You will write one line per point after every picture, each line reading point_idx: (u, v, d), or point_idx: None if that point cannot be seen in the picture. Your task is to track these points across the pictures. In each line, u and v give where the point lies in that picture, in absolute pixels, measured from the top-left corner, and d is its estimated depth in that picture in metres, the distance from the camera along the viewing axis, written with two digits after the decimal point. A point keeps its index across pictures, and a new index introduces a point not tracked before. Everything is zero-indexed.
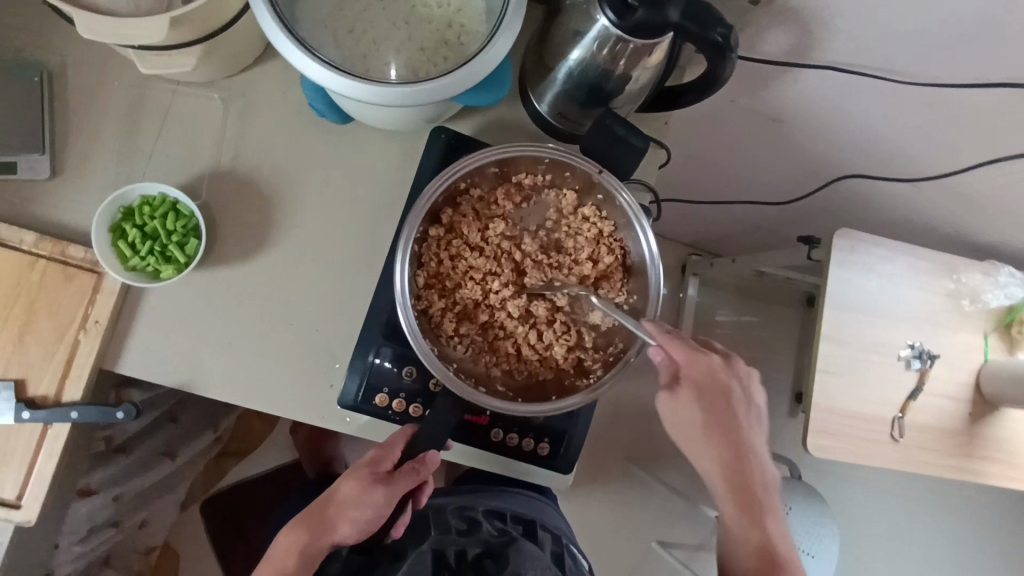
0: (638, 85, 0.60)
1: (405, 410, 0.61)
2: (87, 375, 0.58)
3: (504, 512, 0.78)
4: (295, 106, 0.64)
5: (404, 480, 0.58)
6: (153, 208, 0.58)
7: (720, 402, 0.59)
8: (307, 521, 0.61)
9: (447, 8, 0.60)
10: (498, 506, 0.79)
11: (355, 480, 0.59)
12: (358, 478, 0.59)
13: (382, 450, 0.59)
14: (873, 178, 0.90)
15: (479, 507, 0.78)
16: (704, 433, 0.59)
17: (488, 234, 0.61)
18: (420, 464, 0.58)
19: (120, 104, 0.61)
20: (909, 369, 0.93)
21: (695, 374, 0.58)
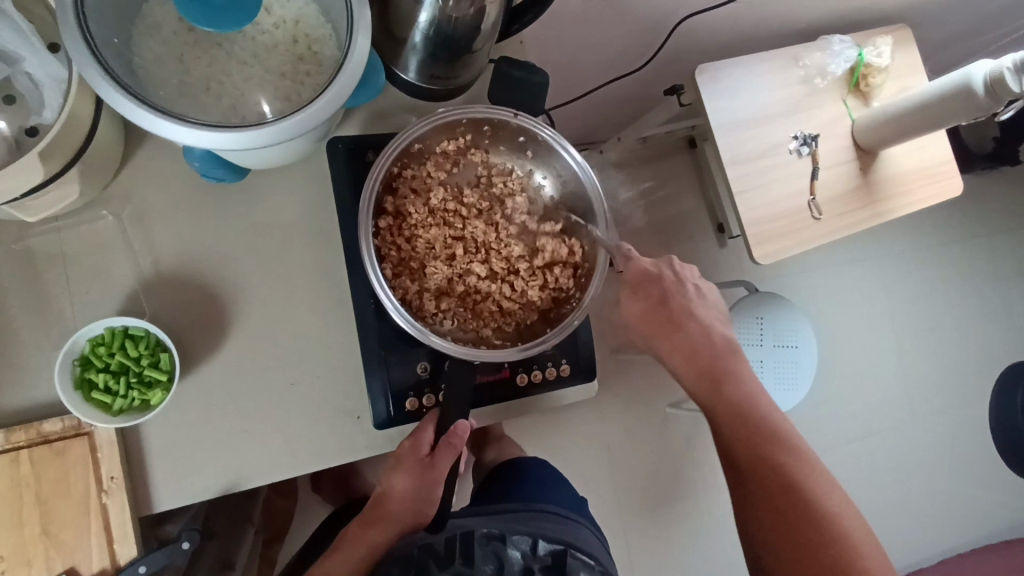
0: (491, 21, 0.62)
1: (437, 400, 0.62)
2: (131, 530, 0.56)
3: (532, 538, 0.69)
4: (185, 185, 0.61)
5: (446, 460, 0.59)
6: (107, 345, 0.55)
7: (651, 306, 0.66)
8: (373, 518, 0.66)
9: (285, 24, 0.59)
10: (528, 532, 0.70)
11: (403, 475, 0.61)
12: (405, 471, 0.61)
13: (415, 442, 0.60)
14: (702, 12, 0.98)
15: (509, 534, 0.69)
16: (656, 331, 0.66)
17: (433, 208, 0.63)
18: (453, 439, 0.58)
19: (10, 268, 0.57)
20: (802, 156, 1.05)
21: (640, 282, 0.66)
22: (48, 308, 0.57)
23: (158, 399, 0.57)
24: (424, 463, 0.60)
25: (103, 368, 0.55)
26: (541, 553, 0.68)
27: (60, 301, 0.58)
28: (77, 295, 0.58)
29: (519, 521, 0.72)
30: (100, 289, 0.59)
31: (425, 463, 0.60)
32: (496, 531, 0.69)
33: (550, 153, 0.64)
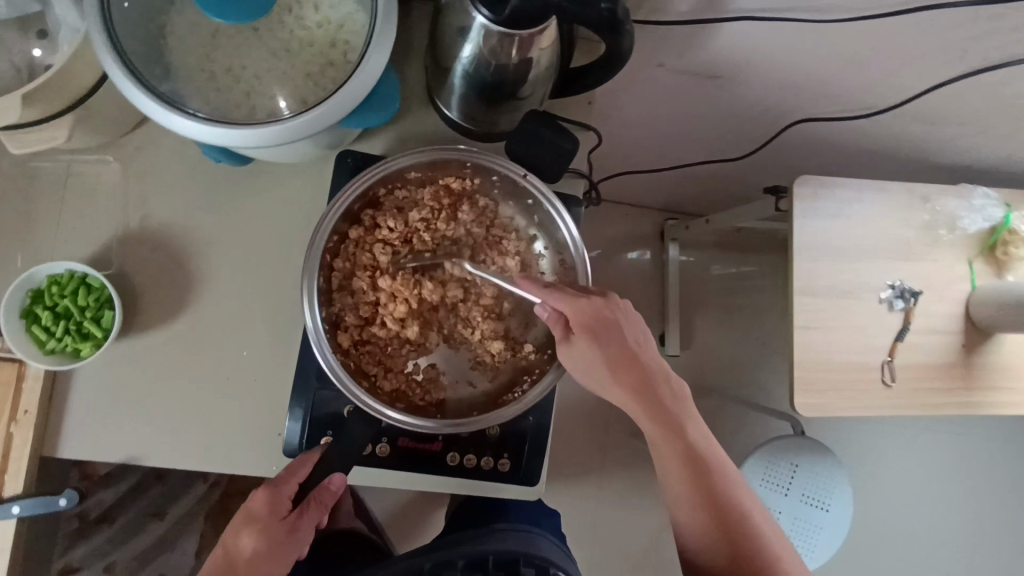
0: (542, 68, 0.56)
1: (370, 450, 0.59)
2: (25, 466, 0.57)
3: (482, 556, 0.65)
4: (194, 155, 0.61)
5: (312, 520, 0.52)
6: (60, 286, 0.56)
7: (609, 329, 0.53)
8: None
9: (327, 26, 0.57)
10: (476, 553, 0.66)
11: (252, 540, 0.50)
12: (255, 535, 0.50)
13: (278, 499, 0.51)
14: (825, 118, 0.86)
15: (458, 560, 0.66)
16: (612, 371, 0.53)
17: (410, 234, 0.57)
18: (324, 492, 0.52)
19: (15, 184, 0.59)
20: (892, 310, 0.89)
21: (584, 321, 0.52)
22: (34, 233, 0.59)
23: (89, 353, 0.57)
24: (282, 526, 0.51)
25: (49, 307, 0.56)
26: (492, 568, 0.65)
27: (48, 231, 0.59)
28: (65, 230, 0.60)
29: (471, 540, 0.68)
30: (87, 229, 0.60)
31: (284, 524, 0.51)
32: (445, 557, 0.66)
33: (550, 222, 0.58)
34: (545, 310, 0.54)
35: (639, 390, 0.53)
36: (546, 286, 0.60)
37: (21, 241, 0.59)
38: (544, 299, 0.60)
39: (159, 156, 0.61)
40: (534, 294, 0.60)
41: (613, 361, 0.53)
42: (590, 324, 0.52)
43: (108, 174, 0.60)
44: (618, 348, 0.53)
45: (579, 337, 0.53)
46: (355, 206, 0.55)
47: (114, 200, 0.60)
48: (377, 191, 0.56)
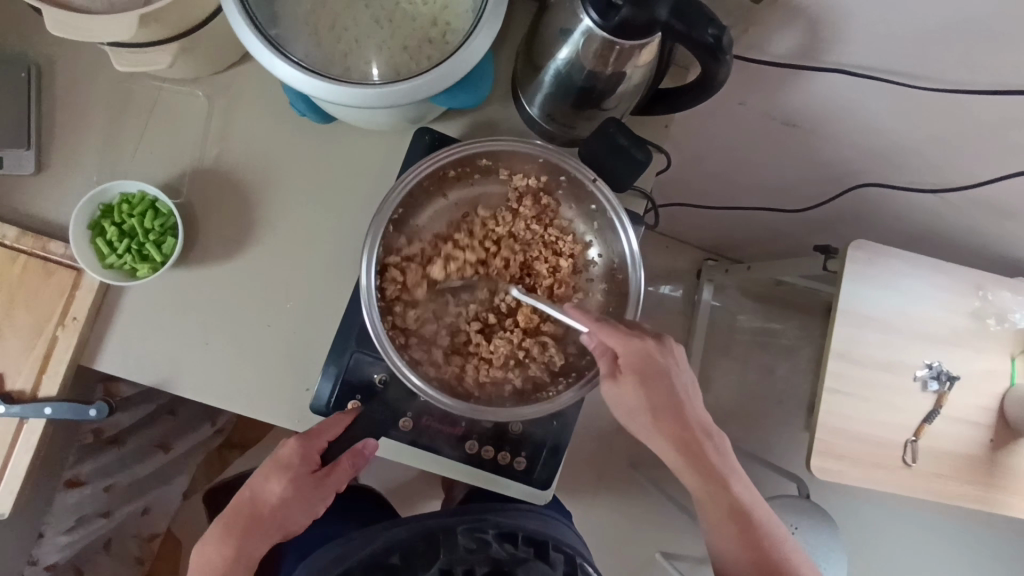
0: (631, 85, 0.57)
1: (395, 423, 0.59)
2: (62, 371, 0.58)
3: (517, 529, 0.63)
4: (280, 105, 0.62)
5: (340, 478, 0.53)
6: (131, 206, 0.58)
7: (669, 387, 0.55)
8: (233, 533, 0.54)
9: (432, 5, 0.58)
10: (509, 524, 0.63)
11: (286, 487, 0.53)
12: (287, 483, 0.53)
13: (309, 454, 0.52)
14: (892, 187, 0.85)
15: (489, 527, 0.63)
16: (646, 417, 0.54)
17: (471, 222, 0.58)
18: (356, 457, 0.53)
19: (107, 101, 0.61)
20: (925, 390, 0.88)
21: (633, 363, 0.53)
22: (114, 150, 0.61)
23: (144, 275, 0.58)
24: (311, 480, 0.53)
25: (116, 223, 0.58)
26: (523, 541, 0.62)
27: (128, 151, 0.61)
28: (144, 153, 0.61)
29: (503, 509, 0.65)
30: (165, 156, 0.62)
31: (313, 478, 0.53)
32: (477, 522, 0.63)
33: (610, 231, 0.58)
34: (592, 341, 0.54)
35: (673, 429, 0.55)
36: (593, 292, 0.60)
37: (101, 154, 0.61)
38: (589, 304, 0.60)
39: (246, 100, 0.62)
40: (581, 298, 0.60)
41: (653, 404, 0.54)
42: (649, 372, 0.54)
43: (195, 108, 0.62)
44: (662, 393, 0.54)
45: (625, 378, 0.54)
46: (424, 183, 0.56)
47: (195, 133, 0.62)
48: (446, 172, 0.57)
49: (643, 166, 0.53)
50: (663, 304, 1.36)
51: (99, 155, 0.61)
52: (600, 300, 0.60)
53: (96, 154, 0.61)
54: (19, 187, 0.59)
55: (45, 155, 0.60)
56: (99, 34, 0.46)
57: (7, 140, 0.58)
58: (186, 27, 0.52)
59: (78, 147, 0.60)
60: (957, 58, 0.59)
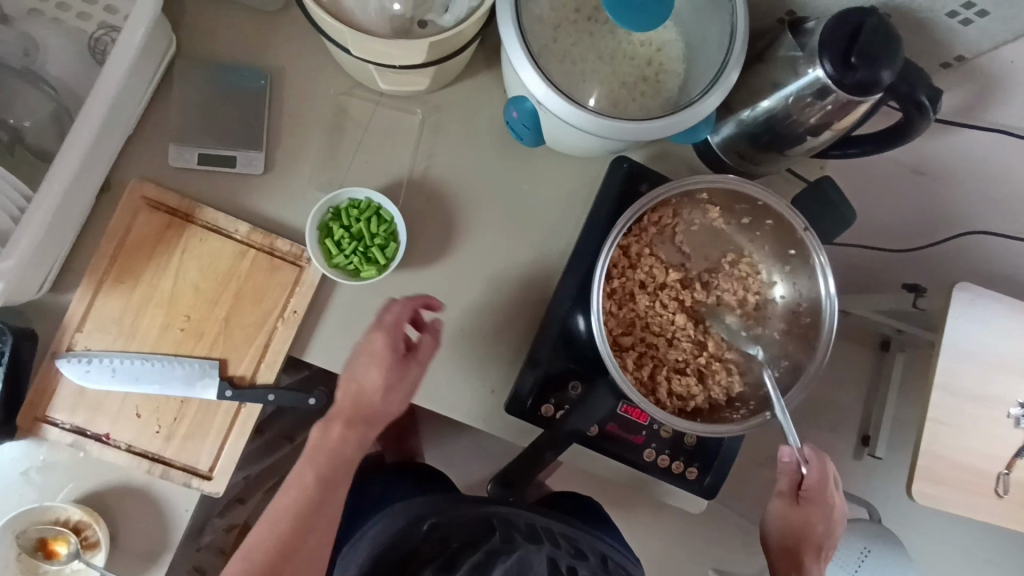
0: (826, 136, 0.62)
1: None
2: (280, 361, 0.61)
3: (606, 556, 0.71)
4: (485, 125, 0.67)
5: (423, 357, 0.59)
6: (359, 211, 0.62)
7: (820, 487, 0.59)
8: (354, 425, 0.59)
9: (649, 46, 0.63)
10: (600, 548, 0.72)
11: (383, 344, 0.57)
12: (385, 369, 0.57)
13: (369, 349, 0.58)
14: (1002, 235, 0.91)
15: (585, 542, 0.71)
16: (808, 498, 0.60)
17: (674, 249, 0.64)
18: (399, 327, 0.57)
19: (329, 110, 0.65)
20: (1019, 427, 0.93)
21: (814, 477, 0.59)
22: (334, 157, 0.65)
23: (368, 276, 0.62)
24: (401, 360, 0.58)
25: (345, 224, 0.62)
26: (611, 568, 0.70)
27: (346, 159, 0.65)
28: (360, 161, 0.66)
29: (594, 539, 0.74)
30: (379, 165, 0.66)
31: (399, 359, 0.58)
32: (573, 534, 0.72)
33: (807, 275, 0.62)
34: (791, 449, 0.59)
35: (807, 518, 0.60)
36: (772, 330, 0.64)
37: (322, 160, 0.65)
38: (765, 342, 0.64)
39: (452, 118, 0.67)
40: (759, 333, 0.64)
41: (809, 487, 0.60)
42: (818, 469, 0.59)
43: (407, 122, 0.66)
44: (820, 485, 0.59)
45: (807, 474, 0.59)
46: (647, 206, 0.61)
47: (407, 146, 0.66)
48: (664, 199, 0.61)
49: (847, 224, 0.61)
50: None
51: (319, 160, 0.65)
52: (779, 339, 0.63)
53: (317, 159, 0.65)
54: (245, 185, 0.63)
55: (272, 157, 0.64)
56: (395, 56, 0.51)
57: (244, 143, 0.63)
58: (447, 53, 0.56)
59: (302, 152, 0.64)
60: None
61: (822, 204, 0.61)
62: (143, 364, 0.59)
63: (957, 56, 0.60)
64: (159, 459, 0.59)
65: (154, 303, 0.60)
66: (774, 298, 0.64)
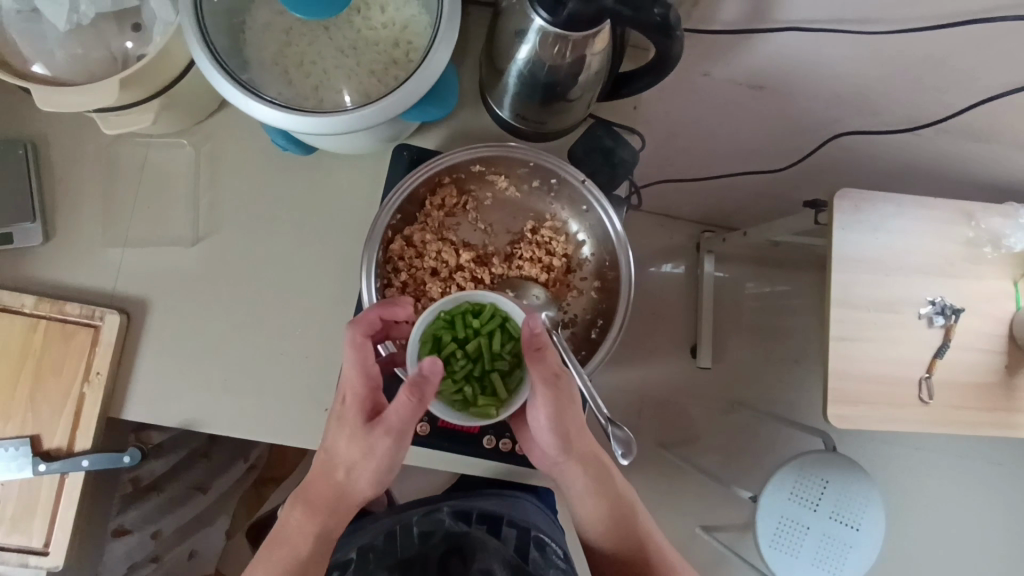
0: (592, 72, 0.58)
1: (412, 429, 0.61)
2: (94, 425, 0.61)
3: (468, 513, 0.77)
4: (261, 144, 0.65)
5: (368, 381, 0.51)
6: (481, 320, 0.52)
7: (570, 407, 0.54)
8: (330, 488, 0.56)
9: (392, 27, 0.60)
10: (460, 506, 0.78)
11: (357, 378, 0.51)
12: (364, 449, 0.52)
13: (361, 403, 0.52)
14: (868, 132, 0.86)
15: (444, 508, 0.78)
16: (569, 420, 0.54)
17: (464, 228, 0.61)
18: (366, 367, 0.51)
19: (99, 163, 0.64)
20: (932, 327, 0.89)
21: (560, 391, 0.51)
22: (114, 208, 0.64)
23: (480, 410, 0.51)
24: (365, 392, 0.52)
25: (461, 338, 0.52)
26: (473, 522, 0.76)
27: (126, 208, 0.64)
28: (142, 206, 0.64)
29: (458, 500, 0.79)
30: (162, 205, 0.65)
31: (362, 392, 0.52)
32: (432, 507, 0.78)
33: (601, 227, 0.59)
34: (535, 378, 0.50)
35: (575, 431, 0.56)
36: (586, 290, 0.62)
37: (103, 214, 0.64)
38: (582, 303, 0.62)
39: (224, 143, 0.65)
40: (573, 296, 0.62)
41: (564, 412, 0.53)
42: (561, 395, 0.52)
43: (182, 157, 0.65)
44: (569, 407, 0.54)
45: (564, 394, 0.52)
46: (420, 190, 0.58)
47: (187, 181, 0.65)
48: (437, 179, 0.59)
49: (631, 166, 0.58)
50: (663, 285, 1.35)
51: (98, 215, 0.64)
52: (591, 299, 0.62)
53: (97, 214, 0.64)
54: (29, 258, 0.62)
55: (50, 224, 0.63)
56: (86, 104, 0.50)
57: (14, 215, 0.62)
58: (164, 84, 0.55)
59: (79, 210, 0.63)
60: None
61: (598, 153, 0.58)
62: None
63: None
64: None
65: None
66: (580, 260, 0.63)
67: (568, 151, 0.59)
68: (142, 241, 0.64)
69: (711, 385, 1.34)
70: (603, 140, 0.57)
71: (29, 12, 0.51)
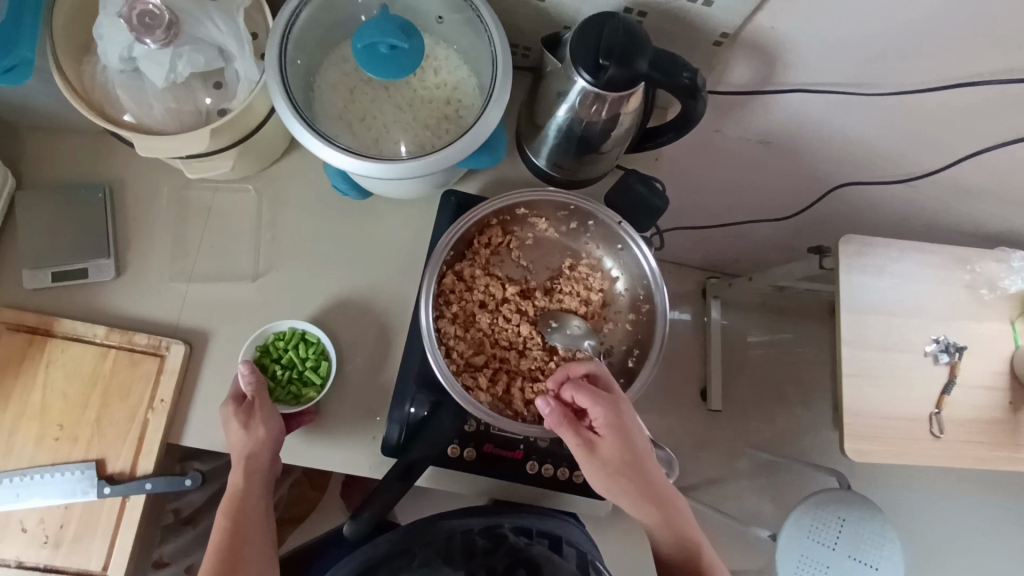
0: (622, 129, 0.65)
1: (459, 454, 0.65)
2: (156, 449, 0.64)
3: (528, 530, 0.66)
4: (319, 189, 0.71)
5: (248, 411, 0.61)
6: (287, 342, 0.66)
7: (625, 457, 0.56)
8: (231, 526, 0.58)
9: (444, 87, 0.67)
10: (523, 522, 0.66)
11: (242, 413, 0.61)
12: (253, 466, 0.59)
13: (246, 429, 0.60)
14: (867, 184, 0.93)
15: (505, 524, 0.66)
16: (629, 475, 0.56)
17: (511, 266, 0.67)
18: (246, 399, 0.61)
19: (170, 205, 0.70)
20: (938, 364, 0.94)
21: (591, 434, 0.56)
22: (183, 246, 0.69)
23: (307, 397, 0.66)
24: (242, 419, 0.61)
25: (276, 357, 0.65)
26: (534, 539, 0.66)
27: (195, 245, 0.69)
28: (210, 244, 0.70)
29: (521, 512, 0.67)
30: (229, 245, 0.70)
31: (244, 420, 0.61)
32: (492, 521, 0.66)
33: (635, 264, 0.65)
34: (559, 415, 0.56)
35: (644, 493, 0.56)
36: (621, 322, 0.67)
37: (173, 252, 0.69)
38: (617, 335, 0.67)
39: (286, 186, 0.71)
40: (609, 328, 0.67)
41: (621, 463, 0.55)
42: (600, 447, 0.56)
43: (247, 200, 0.71)
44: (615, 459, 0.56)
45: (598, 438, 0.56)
46: (470, 231, 0.64)
47: (251, 221, 0.71)
48: (485, 221, 0.65)
49: (662, 211, 0.64)
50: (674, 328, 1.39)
51: (168, 252, 0.69)
52: (626, 331, 0.67)
53: (167, 251, 0.69)
54: (102, 291, 0.67)
55: (123, 260, 0.68)
56: (180, 150, 0.56)
57: (92, 252, 0.67)
58: (243, 133, 0.61)
59: (151, 248, 0.69)
60: (899, 64, 0.68)
61: (632, 199, 0.64)
62: (22, 479, 0.62)
63: (721, 34, 0.65)
64: (50, 568, 0.62)
65: (27, 417, 0.63)
66: (615, 294, 0.68)
67: (605, 197, 0.65)
68: (207, 276, 0.69)
69: (723, 427, 1.37)
70: (637, 187, 0.64)
71: (130, 71, 0.57)
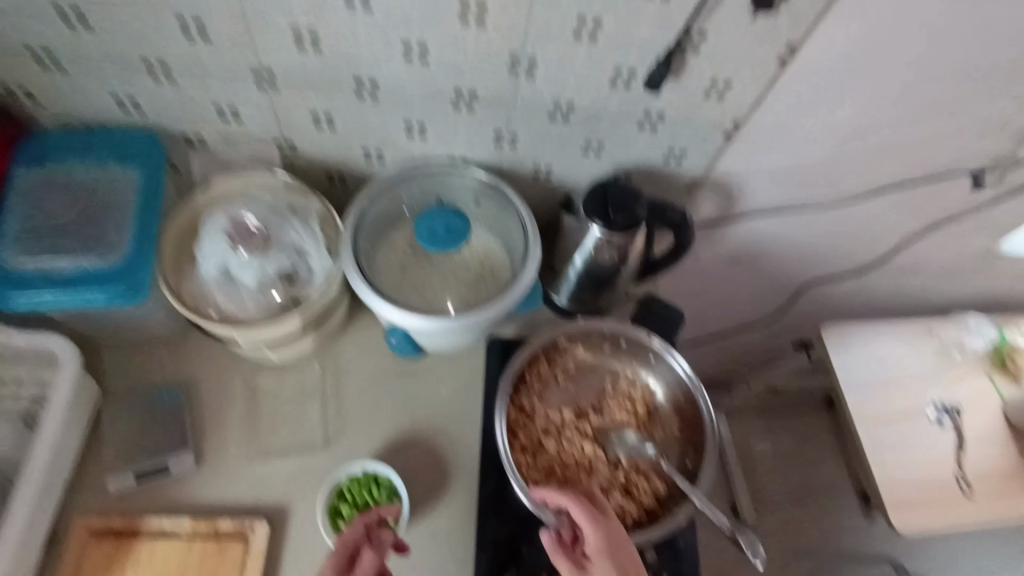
0: (630, 266, 0.78)
1: None
2: None
3: None
4: (376, 357, 0.79)
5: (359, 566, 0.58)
6: (360, 485, 0.69)
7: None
8: None
9: (479, 253, 0.77)
10: None
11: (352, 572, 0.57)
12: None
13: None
14: (828, 279, 1.08)
15: None
16: None
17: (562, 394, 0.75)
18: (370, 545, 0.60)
19: (241, 393, 0.76)
20: (943, 425, 1.02)
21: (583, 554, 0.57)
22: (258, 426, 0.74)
23: None
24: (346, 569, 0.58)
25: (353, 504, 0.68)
26: None
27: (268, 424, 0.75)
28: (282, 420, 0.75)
29: None
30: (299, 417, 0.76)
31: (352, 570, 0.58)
32: None
33: (671, 372, 0.73)
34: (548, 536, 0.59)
35: None
36: (670, 427, 0.74)
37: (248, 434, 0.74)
38: (669, 440, 0.73)
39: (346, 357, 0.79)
40: (660, 434, 0.74)
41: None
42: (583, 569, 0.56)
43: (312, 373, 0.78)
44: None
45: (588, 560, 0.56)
46: (524, 368, 0.72)
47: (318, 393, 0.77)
48: (535, 357, 0.73)
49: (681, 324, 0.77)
50: None
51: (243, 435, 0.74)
52: (676, 434, 0.73)
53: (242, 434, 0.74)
54: (184, 485, 0.70)
55: (202, 450, 0.72)
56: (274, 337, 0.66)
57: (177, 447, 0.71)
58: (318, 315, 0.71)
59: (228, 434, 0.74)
60: (832, 182, 0.86)
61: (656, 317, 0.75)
62: None
63: (691, 180, 0.82)
64: None
65: None
66: (658, 403, 0.75)
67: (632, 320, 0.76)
68: (282, 453, 0.73)
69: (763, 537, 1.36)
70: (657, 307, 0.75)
71: (224, 277, 0.67)
